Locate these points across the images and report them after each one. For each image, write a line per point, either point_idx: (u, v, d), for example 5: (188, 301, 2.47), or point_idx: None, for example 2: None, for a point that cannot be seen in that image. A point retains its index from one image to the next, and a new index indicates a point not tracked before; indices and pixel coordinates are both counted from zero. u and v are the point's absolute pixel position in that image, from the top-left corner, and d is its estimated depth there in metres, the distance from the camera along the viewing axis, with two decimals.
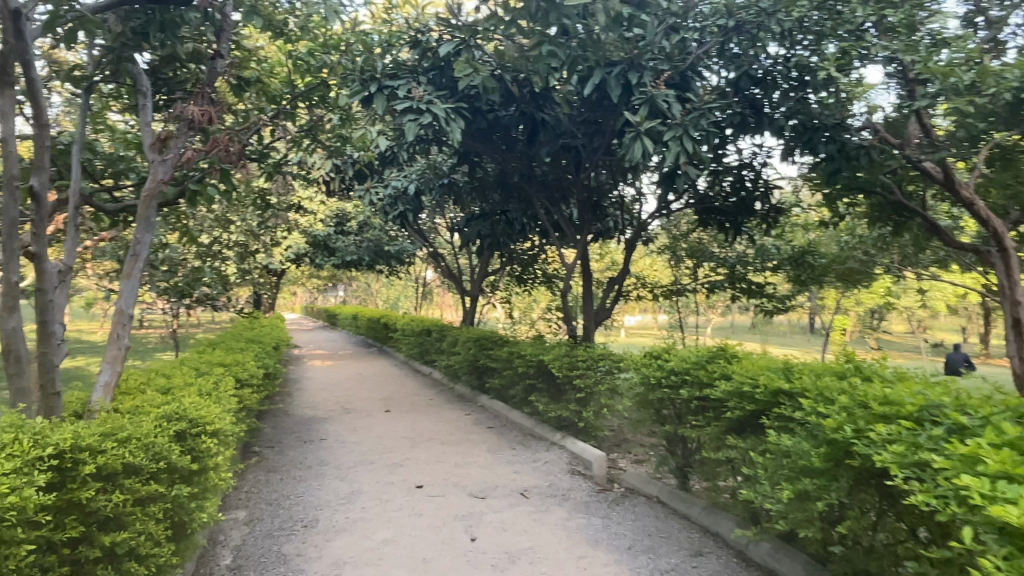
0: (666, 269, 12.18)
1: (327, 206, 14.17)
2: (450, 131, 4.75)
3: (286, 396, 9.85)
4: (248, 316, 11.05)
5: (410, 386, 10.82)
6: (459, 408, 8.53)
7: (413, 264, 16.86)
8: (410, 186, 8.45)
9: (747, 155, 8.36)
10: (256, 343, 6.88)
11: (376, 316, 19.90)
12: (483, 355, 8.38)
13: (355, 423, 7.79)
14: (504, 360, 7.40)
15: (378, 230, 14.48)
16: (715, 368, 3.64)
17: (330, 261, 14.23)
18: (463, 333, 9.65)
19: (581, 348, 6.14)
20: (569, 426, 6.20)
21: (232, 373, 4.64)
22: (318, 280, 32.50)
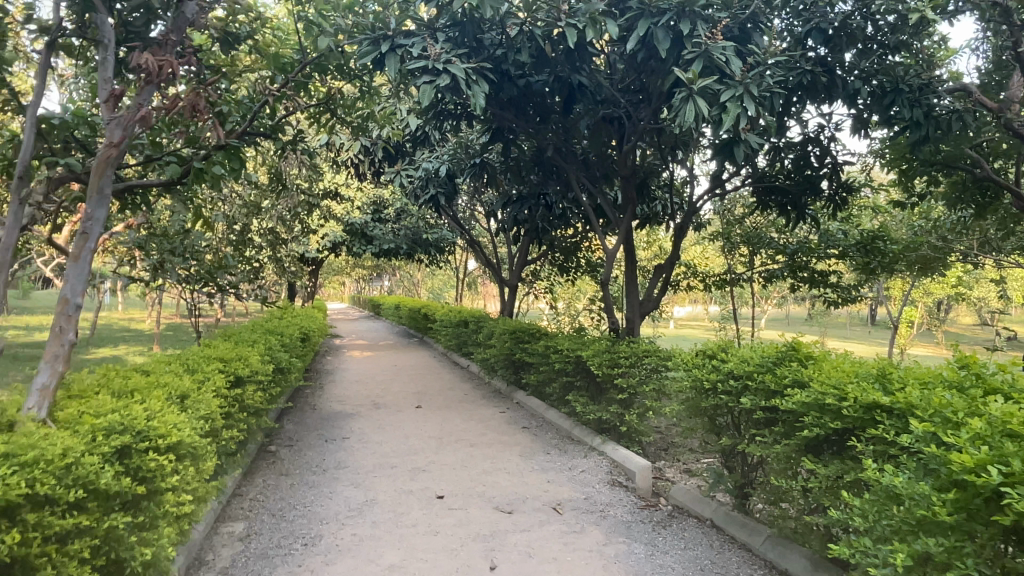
0: (719, 257, 11.37)
1: (364, 192, 13.79)
2: (471, 94, 4.16)
3: (316, 389, 9.47)
4: (280, 306, 10.72)
5: (446, 379, 10.33)
6: (494, 405, 7.98)
7: (453, 253, 16.39)
8: (442, 167, 7.91)
9: (812, 128, 7.54)
10: (275, 335, 6.43)
11: (417, 307, 19.54)
12: (519, 349, 7.79)
13: (382, 420, 7.32)
14: (540, 355, 6.80)
15: (416, 217, 14.02)
16: (786, 372, 2.96)
17: (368, 250, 13.86)
18: (499, 325, 9.07)
19: (623, 343, 5.50)
20: (611, 430, 5.58)
21: (229, 370, 4.15)
22: (362, 270, 32.48)
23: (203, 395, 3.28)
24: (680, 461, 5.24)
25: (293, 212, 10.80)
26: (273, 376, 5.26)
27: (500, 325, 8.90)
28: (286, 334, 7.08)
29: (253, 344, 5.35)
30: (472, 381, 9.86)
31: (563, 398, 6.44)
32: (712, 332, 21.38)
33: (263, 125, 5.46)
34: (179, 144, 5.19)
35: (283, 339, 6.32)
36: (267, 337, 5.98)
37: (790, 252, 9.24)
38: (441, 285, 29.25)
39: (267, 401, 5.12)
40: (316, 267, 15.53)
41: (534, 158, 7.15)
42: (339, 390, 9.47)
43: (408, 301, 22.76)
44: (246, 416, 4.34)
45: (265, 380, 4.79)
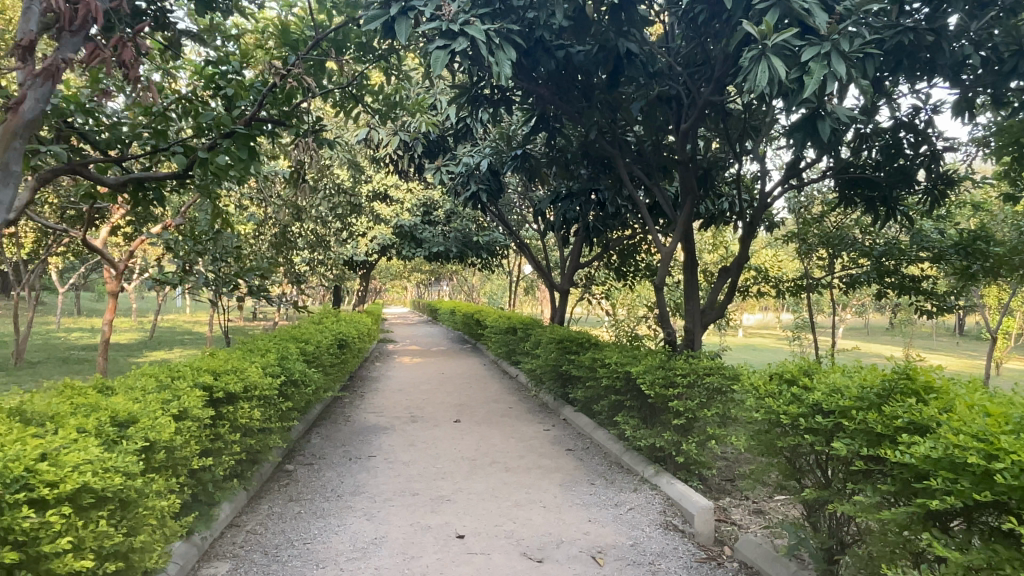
0: (792, 261, 10.35)
1: (413, 193, 13.35)
2: (494, 61, 3.54)
3: (355, 399, 9.00)
4: (322, 311, 10.36)
5: (492, 389, 9.69)
6: (539, 422, 7.28)
7: (506, 257, 15.81)
8: (483, 161, 7.31)
9: (906, 110, 6.55)
10: (297, 342, 5.93)
11: (471, 312, 19.02)
12: (567, 361, 7.07)
13: (415, 436, 6.73)
14: (587, 369, 6.08)
15: (466, 219, 13.53)
16: (899, 411, 2.16)
17: (417, 252, 13.41)
18: (546, 334, 8.38)
19: (681, 358, 4.72)
20: (666, 459, 4.81)
21: (216, 386, 3.63)
22: (420, 274, 32.42)
23: (156, 417, 2.74)
24: (747, 499, 4.42)
25: (337, 212, 10.43)
26: (284, 389, 4.73)
27: (547, 333, 8.20)
28: (315, 341, 6.59)
29: (264, 354, 4.84)
30: (519, 393, 9.20)
31: (612, 418, 5.69)
32: (784, 342, 20.01)
33: (279, 113, 4.98)
34: (188, 133, 4.76)
35: (307, 347, 5.81)
36: (286, 346, 5.48)
37: (876, 255, 8.20)
38: (499, 291, 28.72)
39: (275, 418, 4.58)
40: (366, 270, 15.21)
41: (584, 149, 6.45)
42: (378, 400, 8.97)
43: (463, 307, 22.32)
44: (239, 437, 3.81)
45: (269, 396, 4.26)
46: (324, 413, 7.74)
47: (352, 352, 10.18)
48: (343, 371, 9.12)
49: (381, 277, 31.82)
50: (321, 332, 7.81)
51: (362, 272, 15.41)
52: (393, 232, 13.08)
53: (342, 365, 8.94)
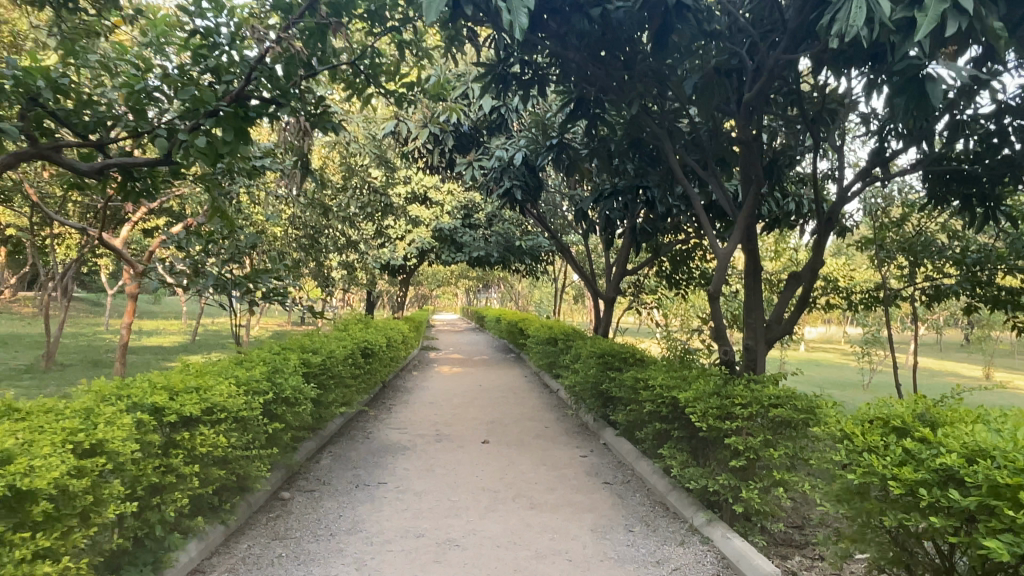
0: (867, 269, 9.27)
1: (454, 194, 12.79)
2: (511, 7, 2.88)
3: (380, 412, 8.39)
4: (352, 318, 9.82)
5: (530, 405, 8.94)
6: (576, 446, 6.48)
7: (552, 263, 15.09)
8: (517, 154, 6.62)
9: (1017, 91, 5.53)
10: (303, 353, 5.35)
11: (516, 320, 18.33)
12: (608, 378, 6.28)
13: (436, 459, 6.03)
14: (629, 390, 5.29)
15: (509, 222, 12.87)
16: None
17: (457, 257, 12.83)
18: (588, 346, 7.61)
19: (741, 384, 3.88)
20: (720, 505, 3.97)
21: (168, 408, 3.04)
22: (468, 281, 31.96)
23: (49, 453, 2.15)
24: (823, 560, 3.55)
25: (369, 213, 9.92)
26: (271, 407, 4.12)
27: (588, 346, 7.43)
28: (329, 352, 6.01)
29: (252, 367, 4.27)
30: (557, 410, 8.42)
31: (657, 448, 4.88)
32: (852, 358, 18.57)
33: (276, 91, 4.40)
34: (174, 113, 4.24)
35: (312, 358, 5.22)
36: (285, 359, 4.88)
37: (970, 263, 7.11)
38: (548, 299, 27.94)
39: (259, 442, 3.98)
40: (406, 275, 14.71)
41: (629, 137, 5.69)
42: (406, 414, 8.33)
43: (509, 315, 21.62)
44: (199, 467, 3.21)
45: (245, 417, 3.65)
46: (344, 428, 7.14)
47: (382, 362, 9.59)
48: (369, 382, 8.54)
49: (429, 283, 31.48)
50: (341, 340, 7.23)
51: (402, 277, 14.93)
52: (432, 235, 12.54)
53: (368, 376, 8.35)
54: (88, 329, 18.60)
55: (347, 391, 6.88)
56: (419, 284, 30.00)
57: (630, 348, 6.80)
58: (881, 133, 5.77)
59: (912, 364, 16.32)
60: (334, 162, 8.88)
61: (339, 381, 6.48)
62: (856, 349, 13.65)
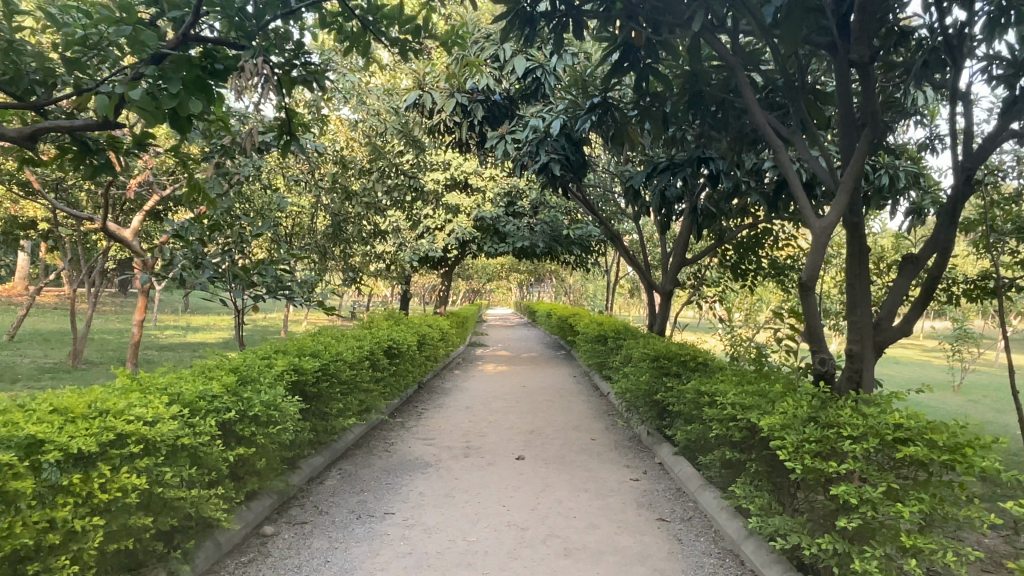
0: (972, 256, 7.89)
1: (495, 180, 11.90)
2: None
3: (408, 418, 7.56)
4: (381, 315, 9.05)
5: (576, 411, 7.95)
6: (626, 464, 5.47)
7: (604, 254, 14.04)
8: (554, 121, 5.64)
9: None
10: (298, 357, 4.53)
11: (566, 316, 17.32)
12: (665, 387, 5.23)
13: (459, 480, 5.12)
14: (691, 405, 4.26)
15: (554, 209, 11.87)
16: None
17: (500, 248, 12.02)
18: (641, 345, 6.57)
19: (848, 407, 2.82)
20: (818, 569, 2.92)
21: (49, 442, 2.27)
22: (519, 274, 31.11)
23: None
24: None
25: (401, 200, 9.14)
26: (233, 429, 3.30)
27: (640, 346, 6.39)
28: (336, 355, 5.18)
29: (214, 377, 3.47)
30: (606, 418, 7.41)
31: (728, 479, 3.84)
32: (937, 357, 16.85)
33: (243, 34, 3.57)
34: (122, 64, 3.47)
35: (304, 363, 4.40)
36: (268, 366, 4.08)
37: None
38: (601, 293, 26.78)
39: (216, 472, 3.18)
40: (448, 267, 13.93)
41: (689, 92, 4.64)
42: (436, 421, 7.47)
43: (559, 309, 20.63)
44: (102, 518, 2.42)
45: (183, 445, 2.85)
46: (363, 438, 6.31)
47: (414, 362, 8.76)
48: (397, 386, 7.71)
49: (479, 277, 30.75)
50: (359, 339, 6.42)
51: (443, 270, 14.17)
52: (472, 224, 11.69)
53: (394, 379, 7.50)
54: (136, 326, 18.60)
55: (363, 398, 6.07)
56: (469, 278, 29.34)
57: (691, 351, 5.74)
58: (1011, 78, 4.56)
59: (1008, 363, 14.60)
60: (359, 143, 8.09)
61: (351, 387, 5.66)
62: (949, 347, 12.10)
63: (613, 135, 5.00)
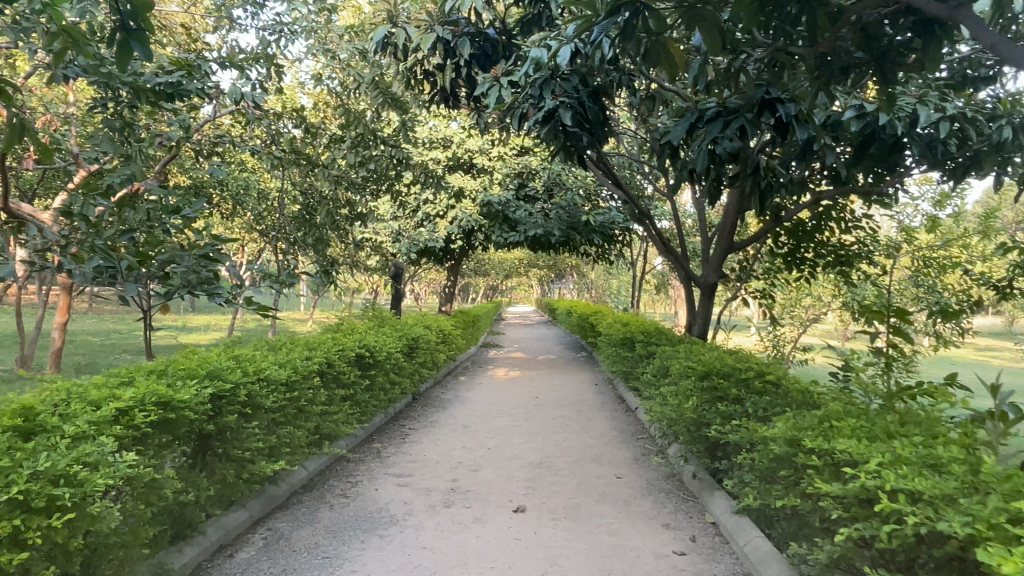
0: None
1: (503, 159, 10.44)
2: None
3: (386, 444, 6.06)
4: (362, 315, 7.59)
5: (596, 433, 6.40)
6: (665, 524, 3.91)
7: (629, 244, 12.44)
8: (562, 46, 4.04)
9: None
10: (179, 381, 3.05)
11: (588, 314, 15.70)
12: (720, 418, 3.68)
13: (428, 551, 3.61)
14: (779, 457, 2.71)
15: (571, 191, 10.31)
16: None
17: (510, 236, 10.19)
18: (679, 353, 5.02)
19: None
20: None
21: None
22: (538, 269, 29.51)
23: None
24: None
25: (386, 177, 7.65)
26: None
27: (677, 356, 4.84)
28: (257, 373, 3.74)
29: None
30: (635, 444, 5.85)
31: None
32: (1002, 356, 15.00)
33: None
34: None
35: (184, 390, 2.95)
36: (110, 399, 2.63)
37: None
38: (625, 289, 25.11)
39: None
40: (454, 261, 12.44)
41: None
42: (420, 448, 5.97)
43: (580, 307, 19.02)
44: None
45: None
46: (317, 477, 4.84)
47: (401, 371, 7.29)
48: (373, 403, 6.23)
49: (496, 272, 29.25)
50: (310, 346, 4.95)
51: (449, 263, 12.70)
52: (477, 209, 10.22)
53: (368, 394, 6.03)
54: (128, 326, 17.42)
55: (312, 425, 4.60)
56: (486, 272, 27.80)
57: (754, 364, 4.16)
58: None
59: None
60: (329, 106, 6.65)
61: (290, 409, 4.22)
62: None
63: (646, 52, 3.44)
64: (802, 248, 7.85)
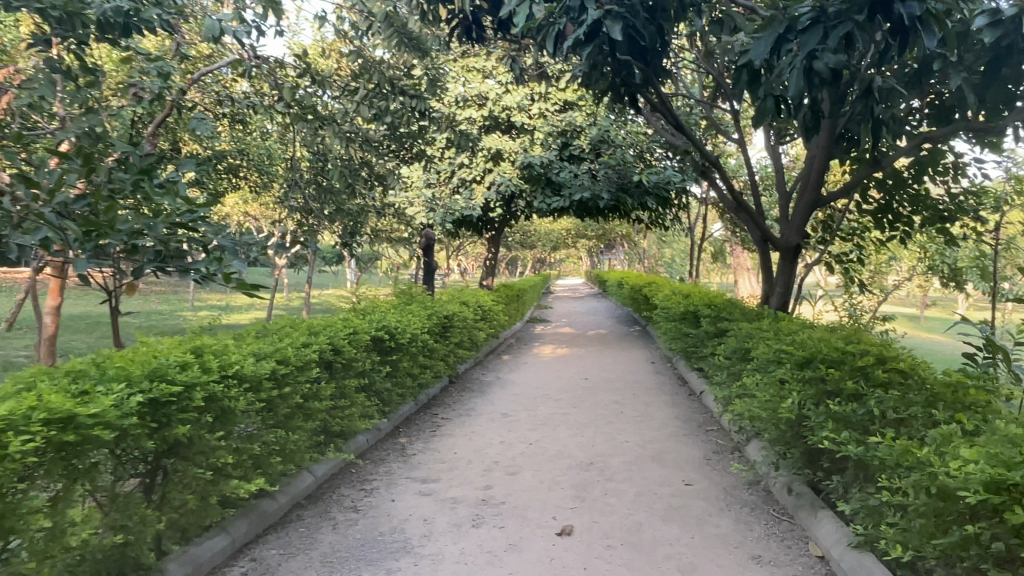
0: None
1: (545, 117, 9.46)
2: None
3: (412, 439, 5.26)
4: (388, 292, 6.80)
5: (657, 424, 5.47)
6: (758, 557, 2.98)
7: (686, 207, 11.34)
8: None
9: None
10: (99, 387, 2.28)
11: (640, 286, 14.64)
12: (833, 421, 2.73)
13: None
14: (953, 495, 1.78)
15: (621, 149, 9.28)
16: None
17: (553, 201, 9.24)
18: (761, 332, 4.05)
19: None
20: None
21: None
22: (587, 239, 28.46)
23: None
24: None
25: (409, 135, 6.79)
26: None
27: (761, 336, 3.87)
28: (225, 369, 2.94)
29: None
30: (705, 439, 4.90)
31: None
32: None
33: None
34: None
35: (97, 401, 2.20)
36: None
37: None
38: (678, 259, 23.83)
39: None
40: (495, 231, 11.56)
41: None
42: (451, 444, 5.15)
43: (631, 278, 17.97)
44: None
45: None
46: (326, 484, 4.07)
47: (432, 353, 6.49)
48: (399, 392, 5.45)
49: (542, 245, 28.25)
50: (313, 330, 4.14)
51: (489, 234, 11.83)
52: (517, 173, 9.28)
53: (390, 382, 5.22)
54: (168, 307, 17.08)
55: (314, 424, 3.81)
56: (532, 244, 26.93)
57: (869, 346, 3.18)
58: None
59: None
60: (341, 53, 5.80)
61: (279, 409, 3.43)
62: None
63: None
64: (897, 203, 6.70)
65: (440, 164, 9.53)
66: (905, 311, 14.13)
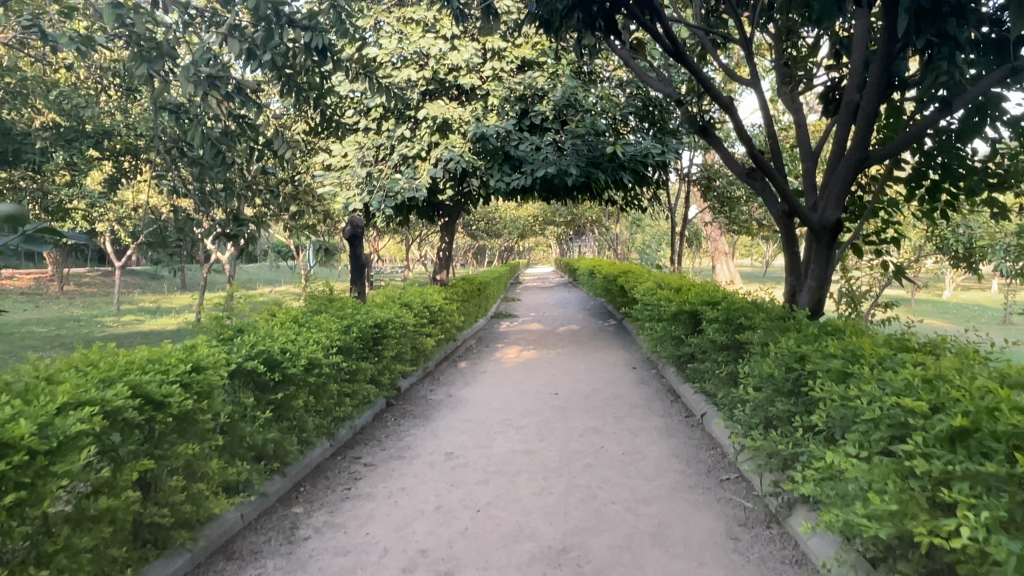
0: None
1: (500, 79, 7.97)
2: None
3: (309, 509, 3.72)
4: (298, 298, 5.26)
5: (652, 470, 4.02)
6: None
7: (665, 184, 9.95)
8: None
9: None
10: None
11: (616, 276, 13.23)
12: None
13: None
14: None
15: (592, 115, 7.81)
16: None
17: (512, 178, 7.60)
18: (822, 356, 2.60)
19: None
20: None
21: None
22: (555, 225, 27.04)
23: None
24: None
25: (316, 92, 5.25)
26: None
27: (830, 367, 2.41)
28: None
29: None
30: (725, 499, 3.47)
31: None
32: None
33: None
34: None
35: None
36: None
37: None
38: (651, 243, 22.56)
39: None
40: (448, 216, 10.02)
41: None
42: (366, 514, 3.63)
43: (604, 266, 16.61)
44: None
45: None
46: None
47: (354, 376, 4.95)
48: (296, 438, 3.91)
49: (508, 232, 26.74)
50: (108, 376, 2.55)
51: (442, 220, 10.27)
52: (468, 146, 7.74)
53: (278, 429, 3.69)
54: (91, 312, 15.17)
55: (97, 537, 2.30)
56: (499, 232, 25.41)
57: None
58: None
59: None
60: None
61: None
62: None
63: None
64: (935, 169, 5.35)
65: (376, 138, 7.99)
66: (899, 292, 12.97)
